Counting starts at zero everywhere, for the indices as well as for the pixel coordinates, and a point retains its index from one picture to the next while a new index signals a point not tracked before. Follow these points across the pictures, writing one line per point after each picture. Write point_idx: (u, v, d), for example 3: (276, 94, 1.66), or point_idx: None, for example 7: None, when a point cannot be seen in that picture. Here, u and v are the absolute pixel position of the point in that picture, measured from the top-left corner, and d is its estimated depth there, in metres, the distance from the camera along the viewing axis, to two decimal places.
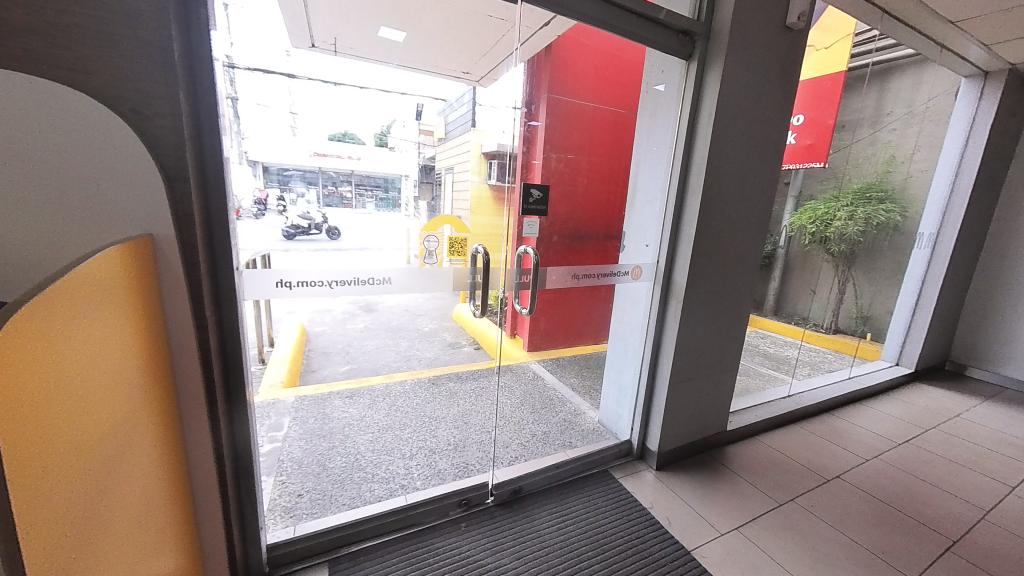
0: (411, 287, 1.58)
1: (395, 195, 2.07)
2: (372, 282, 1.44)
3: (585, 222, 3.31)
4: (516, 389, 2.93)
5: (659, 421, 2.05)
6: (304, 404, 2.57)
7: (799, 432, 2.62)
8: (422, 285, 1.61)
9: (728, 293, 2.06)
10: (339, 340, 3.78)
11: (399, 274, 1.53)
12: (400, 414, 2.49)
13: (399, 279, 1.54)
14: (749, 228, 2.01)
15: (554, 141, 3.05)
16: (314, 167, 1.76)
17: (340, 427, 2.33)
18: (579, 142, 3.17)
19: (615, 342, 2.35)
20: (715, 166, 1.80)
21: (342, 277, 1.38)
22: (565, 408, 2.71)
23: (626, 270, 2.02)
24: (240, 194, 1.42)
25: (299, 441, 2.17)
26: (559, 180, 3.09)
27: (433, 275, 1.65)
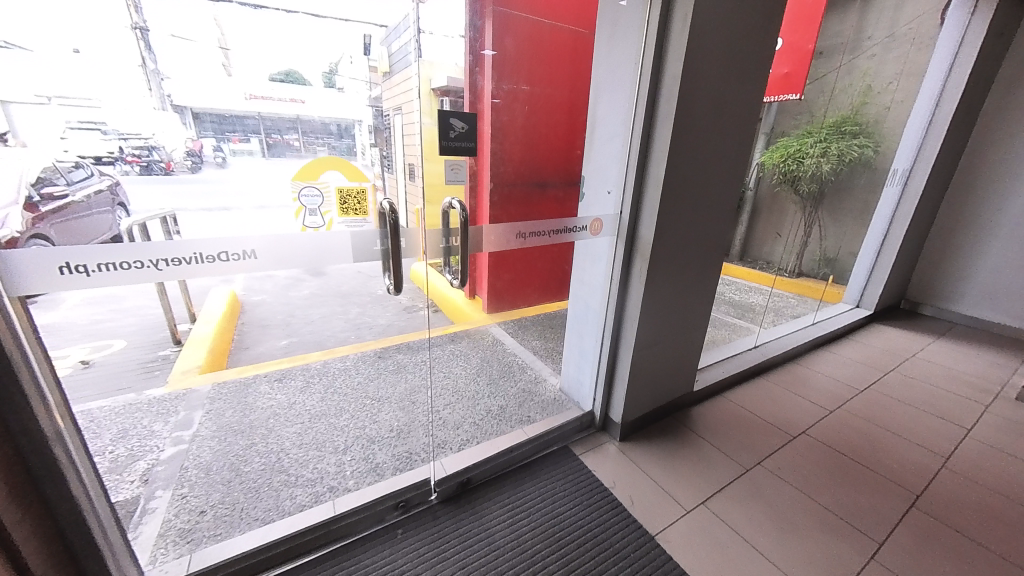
0: (288, 262, 1.20)
1: (351, 143, 1.48)
2: (236, 257, 1.10)
3: (538, 169, 2.92)
4: (471, 356, 2.65)
5: (622, 390, 1.85)
6: (222, 392, 2.22)
7: (763, 382, 2.54)
8: (294, 261, 1.21)
9: (700, 246, 1.79)
10: (280, 311, 3.35)
11: (260, 246, 1.12)
12: (336, 397, 2.20)
13: (266, 250, 1.14)
14: (726, 167, 1.70)
15: (510, 68, 2.47)
16: (253, 113, 1.30)
17: (263, 419, 2.02)
18: (534, 71, 2.64)
19: (576, 308, 2.05)
20: (692, 89, 1.45)
21: (174, 254, 1.01)
22: (526, 376, 2.47)
23: (582, 225, 1.69)
24: (164, 145, 1.19)
25: (211, 442, 1.86)
26: (512, 118, 2.60)
27: (331, 242, 1.27)
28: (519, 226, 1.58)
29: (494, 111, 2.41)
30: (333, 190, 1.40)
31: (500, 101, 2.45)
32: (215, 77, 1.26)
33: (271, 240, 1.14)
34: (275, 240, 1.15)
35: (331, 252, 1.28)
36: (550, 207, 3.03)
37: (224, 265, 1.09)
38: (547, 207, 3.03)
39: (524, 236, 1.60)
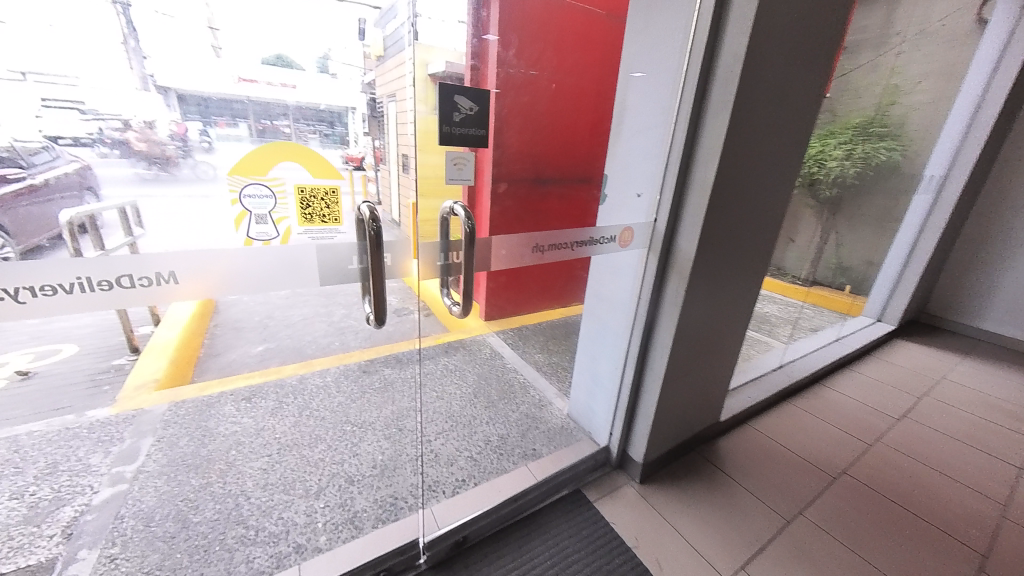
0: (222, 289, 0.93)
1: (344, 132, 1.20)
2: (152, 281, 0.84)
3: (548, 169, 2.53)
4: (466, 372, 2.35)
5: (646, 426, 1.59)
6: (179, 414, 1.91)
7: (791, 409, 2.29)
8: (233, 285, 0.94)
9: (743, 262, 1.52)
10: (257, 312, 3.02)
11: (187, 266, 0.86)
12: (312, 422, 1.90)
13: (194, 272, 0.87)
14: (783, 171, 1.44)
15: (528, 46, 2.01)
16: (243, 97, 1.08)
17: (224, 450, 1.72)
18: (555, 49, 2.18)
19: (593, 330, 1.75)
20: (754, 72, 1.18)
21: (52, 279, 0.75)
22: (530, 399, 2.17)
23: (610, 235, 1.40)
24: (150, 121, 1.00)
25: (158, 480, 1.56)
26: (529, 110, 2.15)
27: (289, 263, 0.98)
28: (534, 237, 1.29)
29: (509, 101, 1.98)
30: (292, 189, 1.00)
31: (518, 87, 1.99)
32: (196, 56, 1.05)
33: (201, 259, 0.88)
34: (208, 260, 0.89)
35: (288, 274, 1.00)
36: (557, 212, 2.69)
37: (134, 292, 0.83)
38: (554, 212, 2.67)
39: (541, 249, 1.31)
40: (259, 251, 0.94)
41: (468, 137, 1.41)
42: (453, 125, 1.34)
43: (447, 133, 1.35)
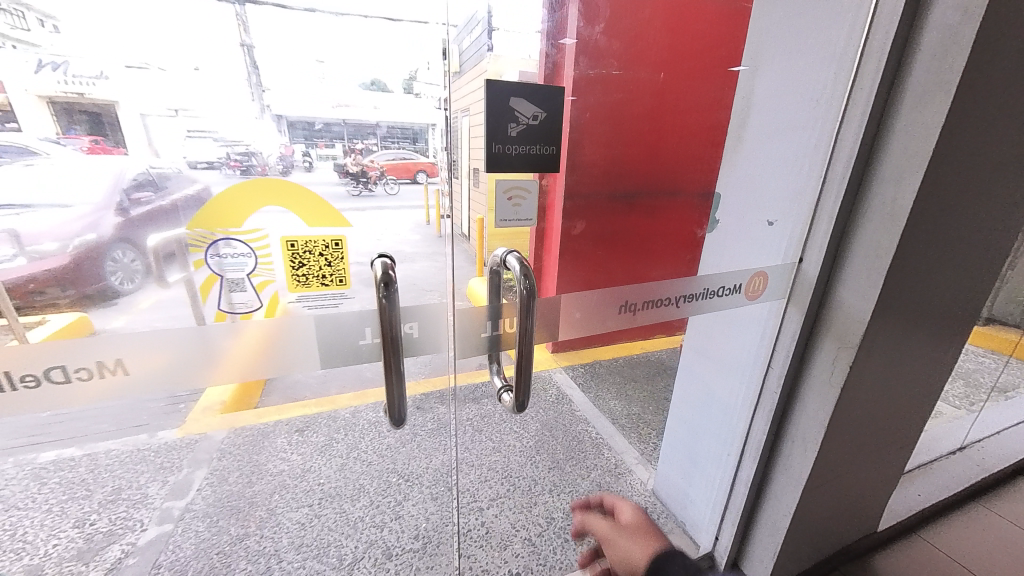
0: (180, 381, 0.81)
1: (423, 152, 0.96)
2: (95, 373, 0.73)
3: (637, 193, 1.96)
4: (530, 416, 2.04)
5: (769, 542, 1.16)
6: (236, 444, 1.88)
7: (984, 515, 1.62)
8: (186, 375, 0.80)
9: (940, 325, 1.02)
10: None
11: (132, 356, 0.75)
12: (359, 469, 1.75)
13: (143, 362, 0.76)
14: (1009, 206, 0.95)
15: (629, 24, 1.35)
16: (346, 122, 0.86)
17: (268, 494, 1.63)
18: (667, 31, 1.51)
19: (696, 398, 1.34)
20: (996, 38, 0.73)
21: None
22: (605, 467, 1.79)
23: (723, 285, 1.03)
24: (260, 149, 0.80)
25: (201, 524, 1.50)
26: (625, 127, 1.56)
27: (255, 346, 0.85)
28: (620, 291, 0.95)
29: (598, 117, 1.41)
30: (278, 243, 0.84)
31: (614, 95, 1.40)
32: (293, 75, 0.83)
33: (155, 348, 0.76)
34: (163, 347, 0.77)
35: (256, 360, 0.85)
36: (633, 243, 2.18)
37: (70, 387, 0.72)
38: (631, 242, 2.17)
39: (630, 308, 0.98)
40: (219, 332, 0.82)
41: (530, 158, 1.03)
42: (508, 142, 0.99)
43: (498, 153, 0.98)
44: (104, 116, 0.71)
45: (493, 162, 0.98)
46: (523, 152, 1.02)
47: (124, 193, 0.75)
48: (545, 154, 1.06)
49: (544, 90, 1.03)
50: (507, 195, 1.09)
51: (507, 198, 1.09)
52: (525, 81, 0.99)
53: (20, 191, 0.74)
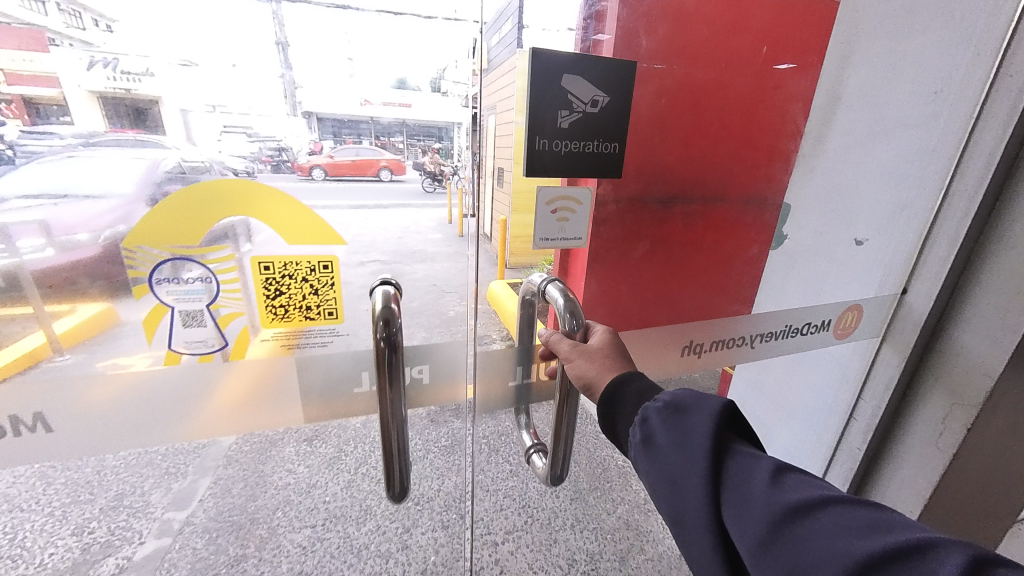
0: (119, 421, 0.85)
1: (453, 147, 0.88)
2: (13, 430, 0.78)
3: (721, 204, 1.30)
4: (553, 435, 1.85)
5: None
6: (242, 451, 1.81)
7: None
8: (121, 428, 0.85)
9: None
10: None
11: (54, 407, 0.79)
12: (367, 487, 1.64)
13: (70, 408, 0.80)
14: None
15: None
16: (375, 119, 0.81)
17: (271, 510, 1.54)
18: None
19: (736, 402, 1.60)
20: None
21: None
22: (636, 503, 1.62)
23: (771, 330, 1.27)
24: (290, 146, 0.77)
25: (199, 540, 1.43)
26: (695, 137, 1.16)
27: (194, 393, 0.87)
28: (687, 333, 1.18)
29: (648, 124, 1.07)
30: (248, 263, 0.82)
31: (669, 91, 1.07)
32: (308, 62, 0.75)
33: (81, 393, 0.80)
34: (80, 390, 0.80)
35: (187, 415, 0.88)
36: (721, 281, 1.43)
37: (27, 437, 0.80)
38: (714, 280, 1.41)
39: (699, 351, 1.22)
40: (158, 383, 0.84)
41: (579, 155, 0.93)
42: (555, 135, 0.89)
43: (542, 149, 0.88)
44: (148, 109, 0.69)
45: (533, 161, 0.89)
46: (572, 149, 0.92)
47: (157, 186, 0.73)
48: (597, 152, 0.96)
49: (597, 64, 0.91)
50: (551, 208, 0.98)
51: (549, 212, 0.98)
52: (572, 56, 0.86)
53: (74, 177, 0.70)
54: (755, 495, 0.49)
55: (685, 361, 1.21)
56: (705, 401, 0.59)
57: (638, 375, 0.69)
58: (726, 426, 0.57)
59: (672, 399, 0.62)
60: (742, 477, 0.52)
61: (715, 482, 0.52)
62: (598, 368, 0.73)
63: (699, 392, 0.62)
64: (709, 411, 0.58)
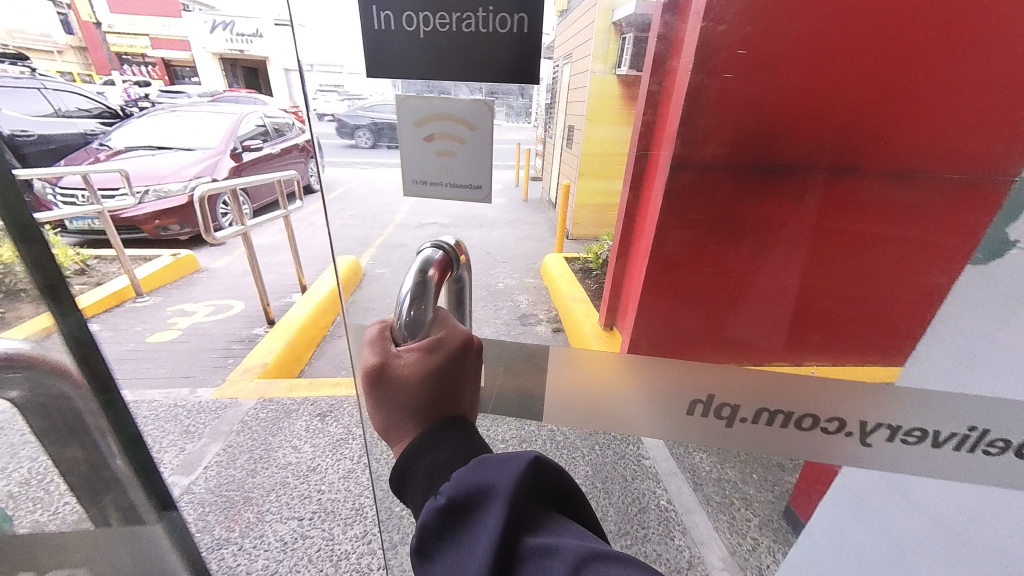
0: None
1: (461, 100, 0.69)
2: None
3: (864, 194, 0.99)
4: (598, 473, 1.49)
5: None
6: (260, 416, 1.80)
7: None
8: None
9: None
10: None
11: None
12: (361, 487, 1.50)
13: None
14: None
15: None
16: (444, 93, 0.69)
17: (264, 490, 1.48)
18: None
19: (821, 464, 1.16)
20: None
21: None
22: (671, 563, 1.37)
23: (920, 428, 0.75)
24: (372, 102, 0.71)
25: (194, 512, 1.40)
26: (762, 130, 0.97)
27: None
28: (707, 384, 0.79)
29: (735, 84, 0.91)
30: None
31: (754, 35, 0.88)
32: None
33: None
34: None
35: None
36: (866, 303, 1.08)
37: None
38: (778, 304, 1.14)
39: (726, 416, 0.81)
40: None
41: (444, 34, 0.64)
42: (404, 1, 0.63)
43: (382, 25, 0.65)
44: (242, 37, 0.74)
45: (379, 44, 0.67)
46: (430, 24, 0.64)
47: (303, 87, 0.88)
48: (482, 28, 0.63)
49: None
50: (423, 133, 0.71)
51: (421, 138, 0.72)
52: None
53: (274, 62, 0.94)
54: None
55: (709, 423, 0.83)
56: (493, 483, 0.60)
57: (422, 454, 0.65)
58: (511, 519, 0.58)
59: (450, 496, 0.60)
60: (525, 569, 0.55)
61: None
62: (387, 402, 0.67)
63: (493, 467, 0.62)
64: (498, 499, 0.59)
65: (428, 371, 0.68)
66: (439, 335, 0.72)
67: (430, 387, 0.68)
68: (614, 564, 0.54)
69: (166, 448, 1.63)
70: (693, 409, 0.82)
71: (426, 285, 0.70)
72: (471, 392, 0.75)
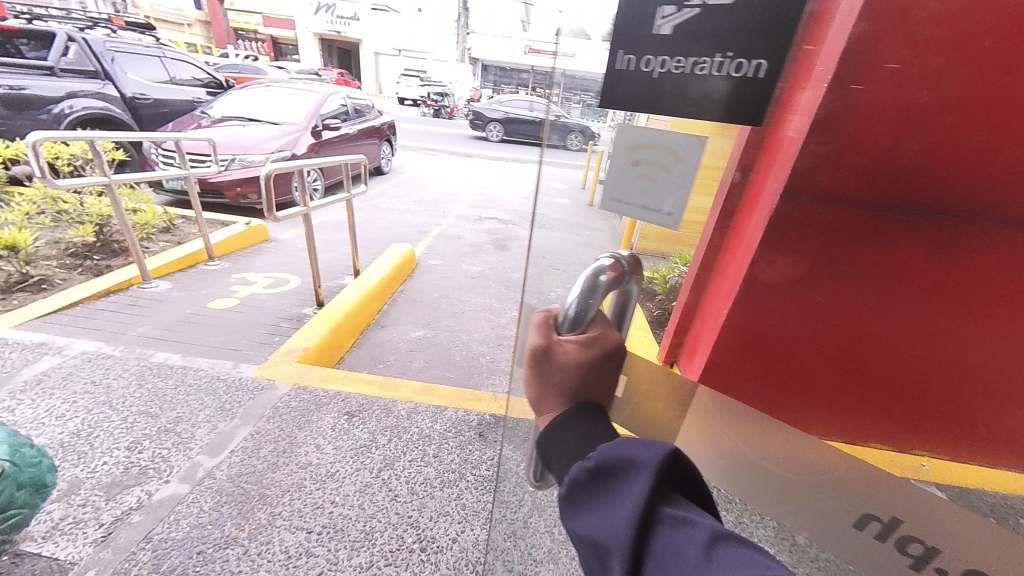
0: None
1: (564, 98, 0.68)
2: None
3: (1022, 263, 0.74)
4: None
5: None
6: (292, 402, 1.77)
7: None
8: None
9: None
10: (436, 292, 3.00)
11: None
12: (376, 507, 1.39)
13: None
14: None
15: None
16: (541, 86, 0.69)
17: (280, 489, 1.42)
18: None
19: None
20: None
21: None
22: None
23: None
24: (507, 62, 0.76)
25: (212, 500, 1.37)
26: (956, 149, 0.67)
27: None
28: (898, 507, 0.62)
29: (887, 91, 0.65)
30: None
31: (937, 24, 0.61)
32: None
33: None
34: None
35: None
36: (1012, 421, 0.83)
37: None
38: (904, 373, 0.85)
39: (912, 554, 0.63)
40: None
41: (670, 77, 0.58)
42: (644, 40, 0.57)
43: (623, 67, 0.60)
44: None
45: (613, 81, 0.61)
46: (664, 66, 0.57)
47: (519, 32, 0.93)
48: (714, 73, 0.56)
49: None
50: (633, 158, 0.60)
51: (630, 163, 0.61)
52: None
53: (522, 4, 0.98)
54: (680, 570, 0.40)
55: (887, 554, 0.65)
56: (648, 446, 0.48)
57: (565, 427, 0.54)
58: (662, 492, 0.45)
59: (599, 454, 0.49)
60: (660, 537, 0.42)
61: (633, 549, 0.42)
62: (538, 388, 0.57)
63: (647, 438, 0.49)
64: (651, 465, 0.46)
65: (589, 368, 0.55)
66: (605, 335, 0.59)
67: (587, 383, 0.56)
68: (760, 552, 0.40)
69: (200, 421, 1.64)
70: (862, 524, 0.66)
71: (597, 286, 0.56)
72: (615, 391, 0.64)
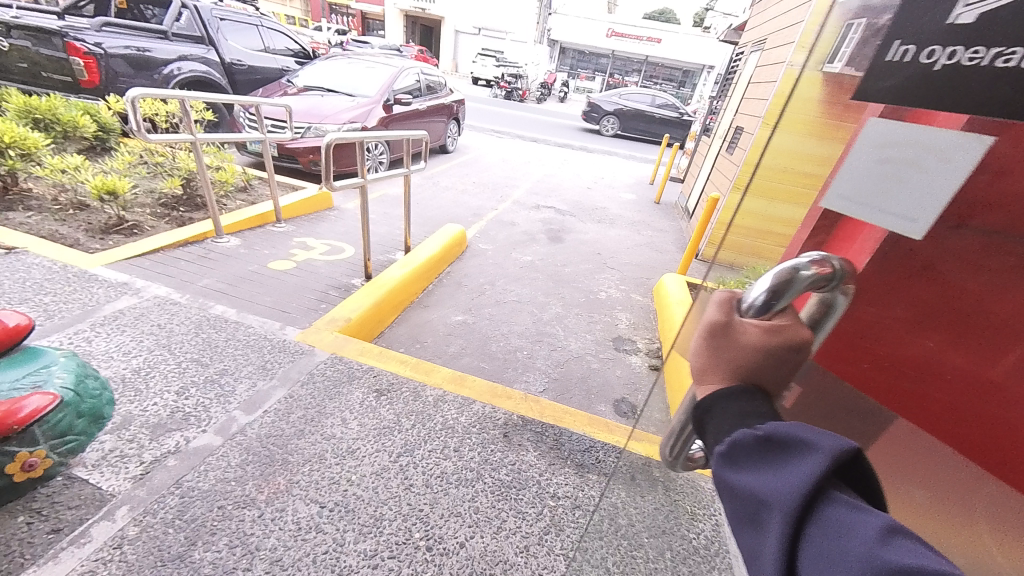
0: None
1: None
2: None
3: None
4: None
5: None
6: (328, 372, 1.79)
7: None
8: None
9: None
10: (483, 279, 2.93)
11: None
12: (390, 493, 1.36)
13: None
14: None
15: None
16: None
17: (303, 457, 1.43)
18: None
19: None
20: None
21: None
22: None
23: None
24: None
25: (240, 456, 1.41)
26: None
27: None
28: None
29: None
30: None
31: None
32: None
33: None
34: None
35: None
36: None
37: None
38: None
39: None
40: None
41: (961, 74, 0.43)
42: (926, 29, 0.43)
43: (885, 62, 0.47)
44: None
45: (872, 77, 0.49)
46: (952, 58, 0.43)
47: None
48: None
49: None
50: (881, 155, 0.46)
51: (876, 162, 0.47)
52: None
53: None
54: (848, 545, 0.31)
55: None
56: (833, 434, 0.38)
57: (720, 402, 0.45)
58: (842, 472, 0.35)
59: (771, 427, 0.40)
60: (825, 509, 0.34)
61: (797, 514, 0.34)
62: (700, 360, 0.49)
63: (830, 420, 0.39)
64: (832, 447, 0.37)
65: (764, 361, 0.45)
66: (797, 329, 0.47)
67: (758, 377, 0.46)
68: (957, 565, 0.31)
69: (240, 377, 1.70)
70: None
71: (796, 279, 0.45)
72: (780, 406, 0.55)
